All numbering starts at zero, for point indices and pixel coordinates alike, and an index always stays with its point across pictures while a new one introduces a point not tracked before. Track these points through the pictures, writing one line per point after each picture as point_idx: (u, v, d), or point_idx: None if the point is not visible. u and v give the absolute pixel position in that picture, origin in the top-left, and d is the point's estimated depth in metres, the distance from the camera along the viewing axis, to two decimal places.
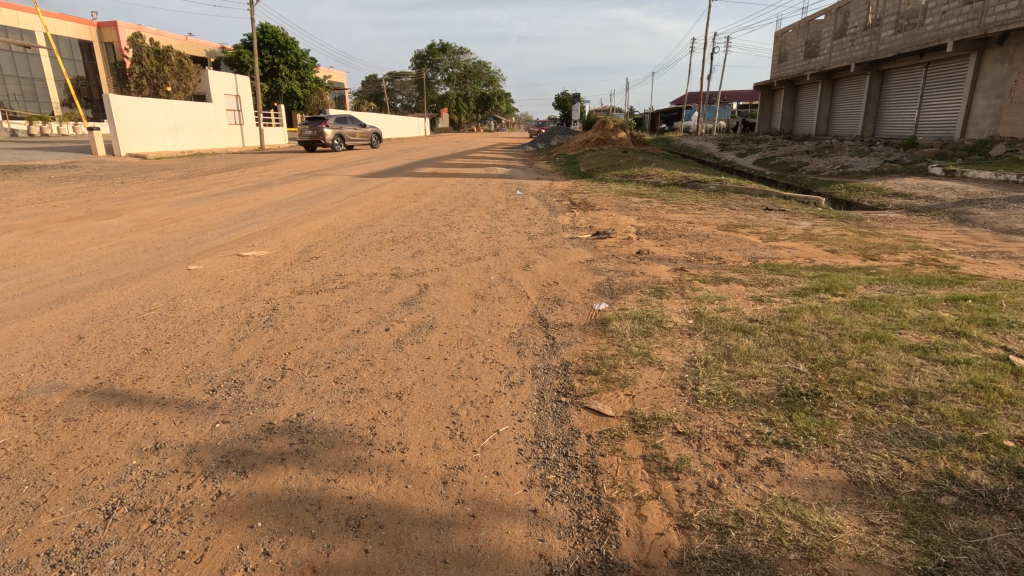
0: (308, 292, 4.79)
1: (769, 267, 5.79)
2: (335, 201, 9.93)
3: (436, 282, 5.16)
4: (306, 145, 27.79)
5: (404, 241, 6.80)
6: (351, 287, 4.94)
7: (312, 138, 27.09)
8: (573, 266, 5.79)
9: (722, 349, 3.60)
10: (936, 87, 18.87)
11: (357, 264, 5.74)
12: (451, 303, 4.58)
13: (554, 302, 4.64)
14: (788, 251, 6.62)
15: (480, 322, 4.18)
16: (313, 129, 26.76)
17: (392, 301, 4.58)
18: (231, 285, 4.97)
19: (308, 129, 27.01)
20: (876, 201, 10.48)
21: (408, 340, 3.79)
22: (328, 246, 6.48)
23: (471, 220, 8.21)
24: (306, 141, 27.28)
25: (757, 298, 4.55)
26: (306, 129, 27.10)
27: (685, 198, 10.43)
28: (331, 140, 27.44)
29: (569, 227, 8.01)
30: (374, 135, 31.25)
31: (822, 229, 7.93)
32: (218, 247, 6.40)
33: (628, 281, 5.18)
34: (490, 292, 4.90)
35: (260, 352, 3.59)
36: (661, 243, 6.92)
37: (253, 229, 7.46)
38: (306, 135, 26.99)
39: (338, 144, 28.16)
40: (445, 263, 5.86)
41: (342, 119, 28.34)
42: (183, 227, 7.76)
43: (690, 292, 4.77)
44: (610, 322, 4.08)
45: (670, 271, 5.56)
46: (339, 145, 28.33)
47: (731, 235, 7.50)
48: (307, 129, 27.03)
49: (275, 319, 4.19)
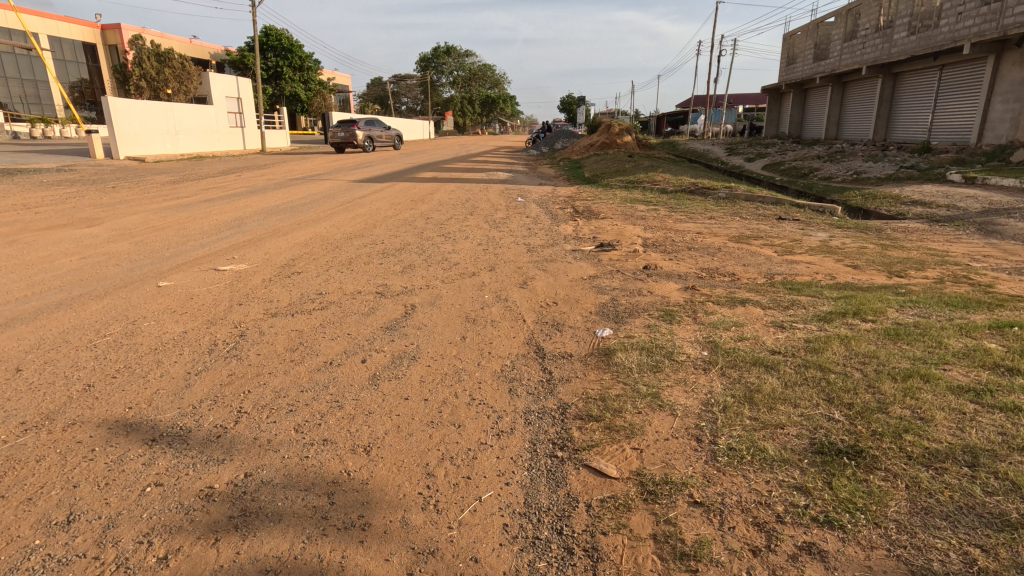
0: (283, 314, 4.37)
1: (788, 285, 5.35)
2: (327, 208, 9.53)
3: (424, 303, 4.73)
4: (336, 147, 28.05)
5: (394, 254, 6.39)
6: (330, 308, 4.51)
7: (344, 140, 27.38)
8: (575, 283, 5.35)
9: (743, 390, 3.14)
10: (951, 90, 18.34)
11: (340, 280, 5.33)
12: (439, 327, 4.14)
13: (553, 327, 4.19)
14: (807, 266, 6.16)
15: (469, 351, 3.75)
16: (346, 130, 27.04)
17: (374, 325, 4.15)
18: (200, 306, 4.55)
19: (340, 131, 27.36)
20: (894, 209, 10.00)
21: (386, 376, 3.35)
22: (313, 259, 6.07)
23: (468, 230, 7.79)
24: (338, 143, 27.60)
25: (778, 324, 4.09)
26: (338, 131, 27.43)
27: (694, 205, 9.99)
28: (361, 141, 27.70)
29: (570, 237, 7.58)
30: (399, 136, 31.40)
31: (840, 241, 7.46)
32: (195, 260, 6.00)
33: (635, 302, 4.74)
34: (482, 315, 4.47)
35: (216, 390, 3.15)
36: (670, 257, 6.47)
37: (236, 240, 7.06)
38: (338, 138, 27.28)
39: (368, 146, 28.56)
40: (435, 279, 5.43)
41: (370, 121, 28.73)
42: (164, 237, 7.37)
43: (703, 317, 4.31)
44: (614, 354, 3.63)
45: (680, 290, 5.11)
46: (369, 146, 28.71)
47: (744, 248, 7.05)
48: (339, 130, 27.35)
49: (240, 347, 3.76)
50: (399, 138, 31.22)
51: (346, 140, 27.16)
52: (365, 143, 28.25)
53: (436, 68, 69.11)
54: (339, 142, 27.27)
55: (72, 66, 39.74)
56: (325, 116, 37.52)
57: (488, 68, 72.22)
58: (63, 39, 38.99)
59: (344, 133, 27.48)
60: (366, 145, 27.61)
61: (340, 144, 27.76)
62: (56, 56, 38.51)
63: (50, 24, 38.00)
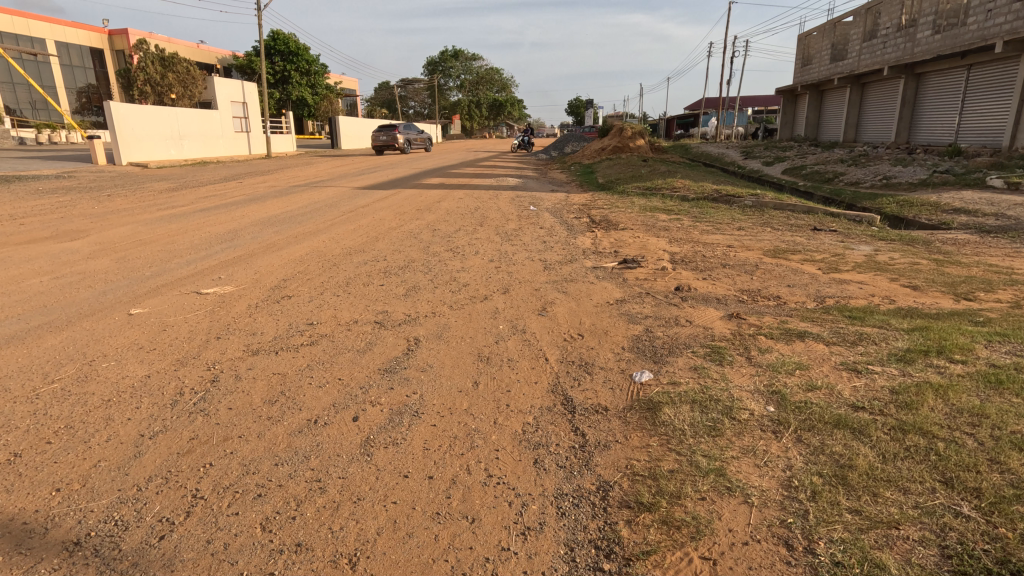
0: (266, 352, 3.76)
1: (845, 311, 4.69)
2: (329, 219, 8.97)
3: (428, 335, 4.10)
4: (376, 149, 29.47)
5: (397, 273, 5.78)
6: (321, 345, 3.90)
7: (386, 143, 28.96)
8: (601, 310, 4.71)
9: (831, 466, 2.47)
10: (979, 91, 17.60)
11: (335, 306, 4.71)
12: (447, 370, 3.52)
13: (582, 370, 3.55)
14: (859, 287, 5.49)
15: (483, 403, 3.13)
16: (388, 134, 28.62)
17: (370, 368, 3.52)
18: (171, 341, 3.93)
19: (383, 135, 28.96)
20: (935, 218, 9.30)
21: (381, 443, 2.72)
22: (306, 280, 5.47)
23: (478, 244, 7.18)
24: (379, 146, 29.11)
25: (851, 368, 3.42)
26: (380, 135, 29.03)
27: (719, 214, 9.34)
28: (402, 144, 29.40)
29: (590, 252, 6.95)
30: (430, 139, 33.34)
31: (888, 256, 6.78)
32: (176, 281, 5.41)
33: (673, 335, 4.09)
34: (496, 351, 3.84)
35: (169, 464, 2.52)
36: (703, 276, 5.83)
37: (225, 256, 6.47)
38: (381, 141, 28.88)
39: (406, 147, 30.00)
40: (442, 304, 4.82)
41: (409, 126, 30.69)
42: (148, 253, 6.80)
43: (759, 355, 3.65)
44: (660, 410, 2.98)
45: (723, 319, 4.45)
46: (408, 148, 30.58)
47: (783, 264, 6.37)
48: (381, 134, 28.94)
49: (209, 397, 3.14)
50: (429, 140, 33.10)
51: (387, 143, 28.60)
52: (404, 145, 29.74)
53: (443, 72, 69.09)
54: (380, 143, 28.57)
55: (79, 71, 39.73)
56: (332, 120, 37.11)
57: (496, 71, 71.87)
58: (70, 45, 39.14)
59: (386, 136, 28.94)
60: (405, 148, 28.90)
61: (381, 146, 29.24)
62: (63, 61, 38.51)
63: (58, 30, 38.11)
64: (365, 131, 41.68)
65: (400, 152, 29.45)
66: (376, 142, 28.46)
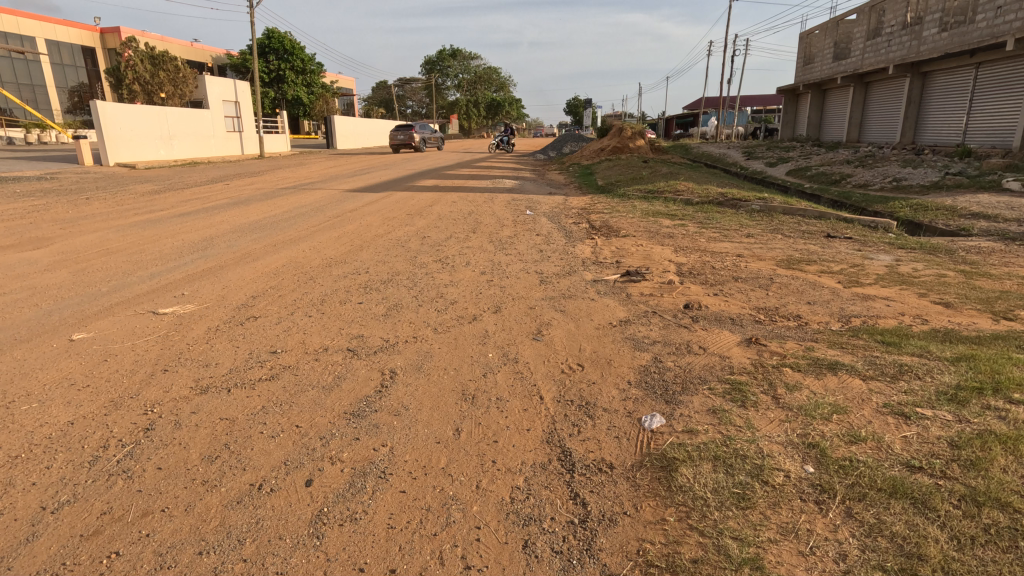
0: (217, 390, 3.24)
1: (876, 335, 4.20)
2: (312, 225, 8.46)
3: (407, 367, 3.59)
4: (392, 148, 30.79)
5: (379, 288, 5.28)
6: (282, 380, 3.39)
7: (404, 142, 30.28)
8: (603, 333, 4.22)
9: (896, 556, 1.97)
10: (988, 90, 17.15)
11: (305, 329, 4.21)
12: (425, 415, 3.01)
13: (583, 414, 3.05)
14: (886, 304, 5.01)
15: (464, 458, 2.64)
16: (406, 134, 30.01)
17: (333, 412, 3.01)
18: (108, 376, 3.40)
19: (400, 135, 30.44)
20: (953, 224, 8.83)
21: (336, 519, 2.21)
22: (278, 297, 4.98)
23: (468, 254, 6.68)
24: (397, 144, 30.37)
25: (898, 413, 2.91)
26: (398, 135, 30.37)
27: (726, 220, 8.86)
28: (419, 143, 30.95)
29: (590, 262, 6.47)
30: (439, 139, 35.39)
31: (910, 267, 6.31)
32: (133, 299, 4.88)
33: (685, 366, 3.59)
34: (483, 389, 3.33)
35: (65, 554, 2.02)
36: (713, 291, 5.33)
37: (194, 268, 5.96)
38: (398, 140, 30.34)
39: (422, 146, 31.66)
40: (425, 327, 4.32)
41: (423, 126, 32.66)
42: (112, 264, 6.27)
43: (787, 394, 3.14)
44: (676, 471, 2.48)
45: (741, 345, 3.94)
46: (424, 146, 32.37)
47: (800, 276, 5.87)
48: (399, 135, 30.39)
49: (137, 453, 2.62)
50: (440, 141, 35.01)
51: (406, 142, 30.03)
52: (419, 144, 31.20)
53: (440, 71, 68.66)
54: (397, 143, 30.06)
55: (70, 70, 39.12)
56: (327, 120, 36.51)
57: (493, 70, 71.15)
58: (61, 43, 38.51)
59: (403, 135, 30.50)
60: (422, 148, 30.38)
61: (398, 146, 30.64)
62: (52, 60, 37.84)
63: (48, 27, 37.48)
64: (361, 130, 41.12)
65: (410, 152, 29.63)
66: (393, 142, 29.57)
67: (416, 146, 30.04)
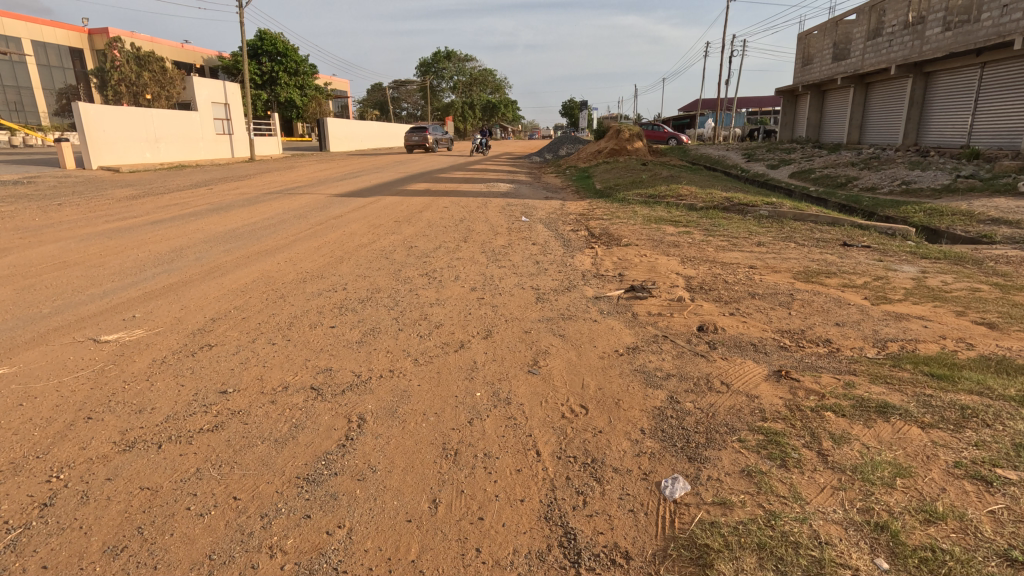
0: (145, 446, 2.66)
1: (920, 364, 3.67)
2: (291, 234, 7.89)
3: (380, 412, 3.04)
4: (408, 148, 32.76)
5: (355, 308, 4.72)
6: (225, 431, 2.82)
7: (419, 143, 32.23)
8: (609, 364, 3.67)
9: None
10: (994, 91, 16.73)
11: (265, 361, 3.65)
12: (395, 481, 2.45)
13: (590, 477, 2.50)
14: (922, 325, 4.48)
15: (442, 545, 2.09)
16: (421, 136, 31.84)
17: (282, 478, 2.44)
18: (16, 428, 2.81)
19: (415, 135, 32.40)
20: (973, 230, 8.35)
21: None
22: (241, 319, 4.41)
23: (458, 266, 6.13)
24: (411, 145, 32.36)
25: (976, 478, 2.36)
26: (413, 135, 32.34)
27: (734, 226, 8.35)
28: (431, 144, 32.73)
29: (590, 275, 5.94)
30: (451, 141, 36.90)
31: (939, 280, 5.80)
32: (73, 323, 4.29)
33: (707, 409, 3.04)
34: (467, 441, 2.77)
35: None
36: (729, 309, 4.80)
37: (153, 285, 5.37)
38: (414, 140, 32.37)
39: (435, 146, 33.24)
40: (405, 357, 3.76)
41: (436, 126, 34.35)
42: (63, 279, 5.67)
43: (835, 449, 2.60)
44: (712, 569, 1.93)
45: (770, 380, 3.40)
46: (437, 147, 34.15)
47: (821, 292, 5.35)
48: (414, 135, 32.36)
49: (21, 545, 2.04)
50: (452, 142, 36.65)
51: (421, 143, 31.87)
52: (433, 145, 33.06)
53: (436, 73, 68.51)
54: (412, 144, 32.35)
55: (58, 72, 38.44)
56: (319, 121, 35.91)
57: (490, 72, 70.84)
58: (48, 44, 37.80)
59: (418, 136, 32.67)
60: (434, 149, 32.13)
61: (414, 146, 32.63)
62: (40, 61, 37.14)
63: (35, 28, 36.81)
64: (355, 132, 40.65)
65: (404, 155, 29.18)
66: (408, 143, 32.18)
67: (430, 146, 31.93)
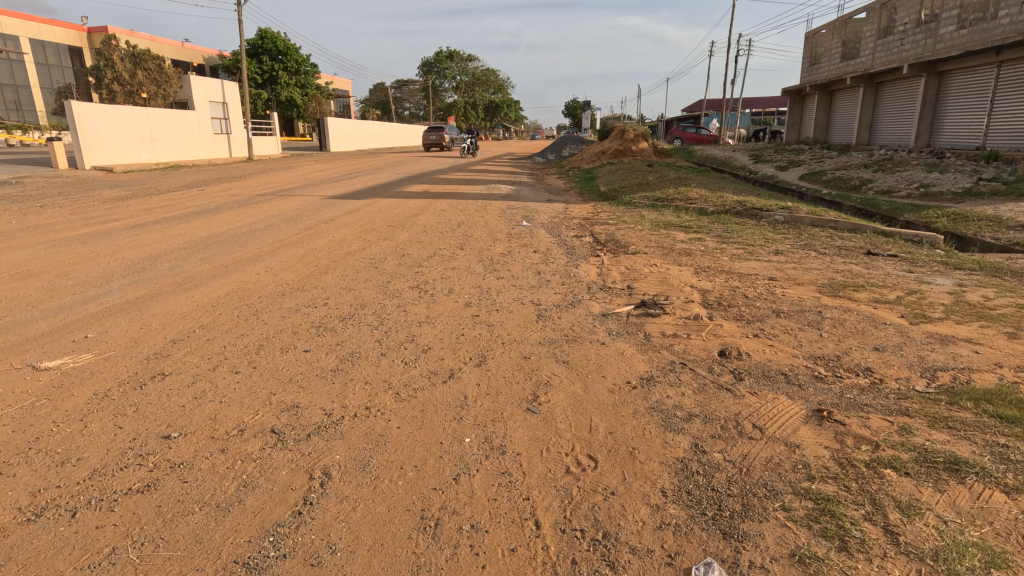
0: (56, 516, 2.17)
1: (982, 401, 3.15)
2: (277, 239, 7.41)
3: (350, 464, 2.54)
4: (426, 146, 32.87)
5: (334, 327, 4.22)
6: (158, 493, 2.32)
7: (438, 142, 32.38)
8: (620, 401, 3.16)
9: None
10: (1011, 90, 16.17)
11: (222, 396, 3.15)
12: (359, 568, 1.96)
13: (602, 562, 2.00)
14: (972, 350, 3.96)
15: None
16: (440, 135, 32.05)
17: (217, 563, 1.96)
18: None
19: (433, 135, 32.69)
20: (1004, 237, 7.83)
21: None
22: (202, 342, 3.90)
23: (452, 278, 5.64)
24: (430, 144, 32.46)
25: None
26: (432, 134, 32.56)
27: (748, 233, 7.85)
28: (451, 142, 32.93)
29: (596, 287, 5.44)
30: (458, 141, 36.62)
31: (979, 295, 5.28)
32: (14, 346, 3.80)
33: (742, 464, 2.53)
34: (450, 509, 2.27)
35: None
36: (751, 330, 4.29)
37: (114, 299, 4.87)
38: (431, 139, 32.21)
39: (452, 144, 33.37)
40: (385, 390, 3.25)
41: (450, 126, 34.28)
42: (19, 291, 5.18)
43: (905, 524, 2.10)
44: None
45: (811, 424, 2.88)
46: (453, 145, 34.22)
47: (852, 309, 4.84)
48: (433, 134, 32.66)
49: None
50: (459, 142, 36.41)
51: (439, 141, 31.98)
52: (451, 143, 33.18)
53: (438, 73, 68.14)
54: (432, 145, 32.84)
55: (56, 71, 38.06)
56: (318, 120, 35.38)
57: (492, 72, 70.36)
58: (45, 42, 37.43)
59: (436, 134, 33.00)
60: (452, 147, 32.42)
61: (432, 145, 32.88)
62: (37, 59, 36.78)
63: (33, 26, 36.49)
64: (357, 132, 40.25)
65: (405, 155, 28.94)
66: (428, 143, 32.49)
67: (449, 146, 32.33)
